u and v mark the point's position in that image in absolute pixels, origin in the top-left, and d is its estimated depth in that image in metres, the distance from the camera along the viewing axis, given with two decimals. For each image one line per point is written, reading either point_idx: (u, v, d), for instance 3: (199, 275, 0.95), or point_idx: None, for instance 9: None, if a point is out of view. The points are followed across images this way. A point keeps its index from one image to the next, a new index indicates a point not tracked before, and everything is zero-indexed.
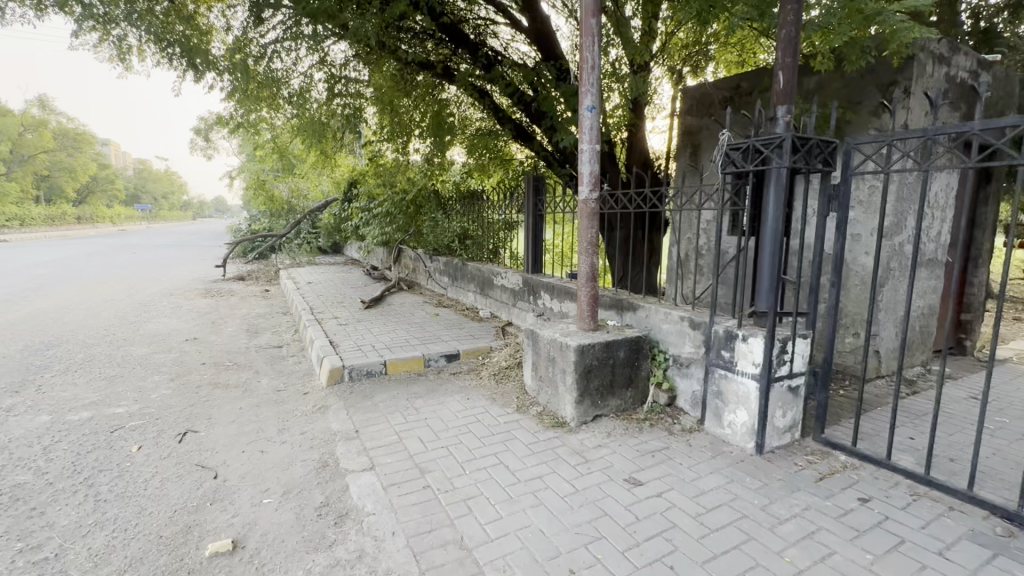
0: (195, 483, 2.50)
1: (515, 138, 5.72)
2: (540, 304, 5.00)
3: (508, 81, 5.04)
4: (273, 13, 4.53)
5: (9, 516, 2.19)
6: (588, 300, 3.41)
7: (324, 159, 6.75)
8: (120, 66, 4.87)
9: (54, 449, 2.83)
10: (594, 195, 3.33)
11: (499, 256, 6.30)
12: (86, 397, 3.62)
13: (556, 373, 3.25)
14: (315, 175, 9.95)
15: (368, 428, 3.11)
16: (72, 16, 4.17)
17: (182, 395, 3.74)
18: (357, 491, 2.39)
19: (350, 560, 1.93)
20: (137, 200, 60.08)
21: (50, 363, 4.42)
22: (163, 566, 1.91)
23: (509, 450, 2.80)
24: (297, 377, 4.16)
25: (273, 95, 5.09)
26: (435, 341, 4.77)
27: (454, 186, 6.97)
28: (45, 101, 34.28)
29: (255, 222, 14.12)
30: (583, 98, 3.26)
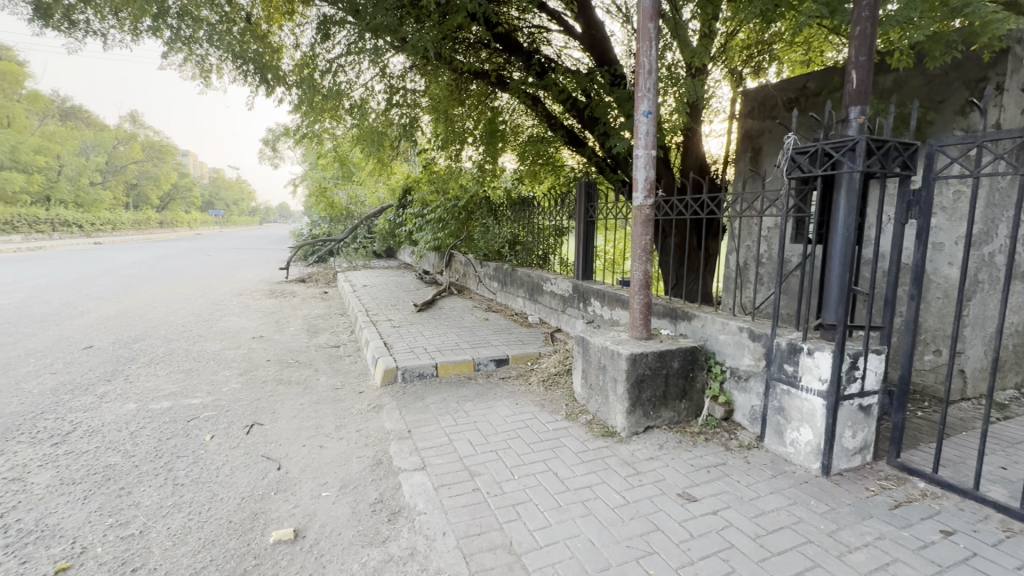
0: (261, 473, 2.66)
1: (566, 144, 5.75)
2: (590, 311, 4.95)
3: (561, 88, 5.02)
4: (338, 29, 4.77)
5: (102, 494, 2.42)
6: (642, 309, 3.34)
7: (381, 167, 7.03)
8: (202, 83, 5.29)
9: (140, 435, 3.09)
10: (649, 201, 3.27)
11: (549, 262, 6.32)
12: (167, 388, 3.94)
13: (607, 382, 3.20)
14: (372, 182, 10.37)
15: (421, 428, 3.19)
16: (162, 39, 4.58)
17: (250, 389, 3.99)
18: (410, 490, 2.46)
19: (403, 557, 1.98)
20: (212, 206, 64.89)
21: (136, 355, 4.83)
22: (232, 549, 2.03)
23: (559, 458, 2.78)
24: (354, 377, 4.34)
25: (336, 107, 5.36)
26: (485, 345, 4.83)
27: (505, 193, 7.05)
28: (137, 117, 37.74)
29: (316, 227, 14.88)
30: (639, 103, 3.22)
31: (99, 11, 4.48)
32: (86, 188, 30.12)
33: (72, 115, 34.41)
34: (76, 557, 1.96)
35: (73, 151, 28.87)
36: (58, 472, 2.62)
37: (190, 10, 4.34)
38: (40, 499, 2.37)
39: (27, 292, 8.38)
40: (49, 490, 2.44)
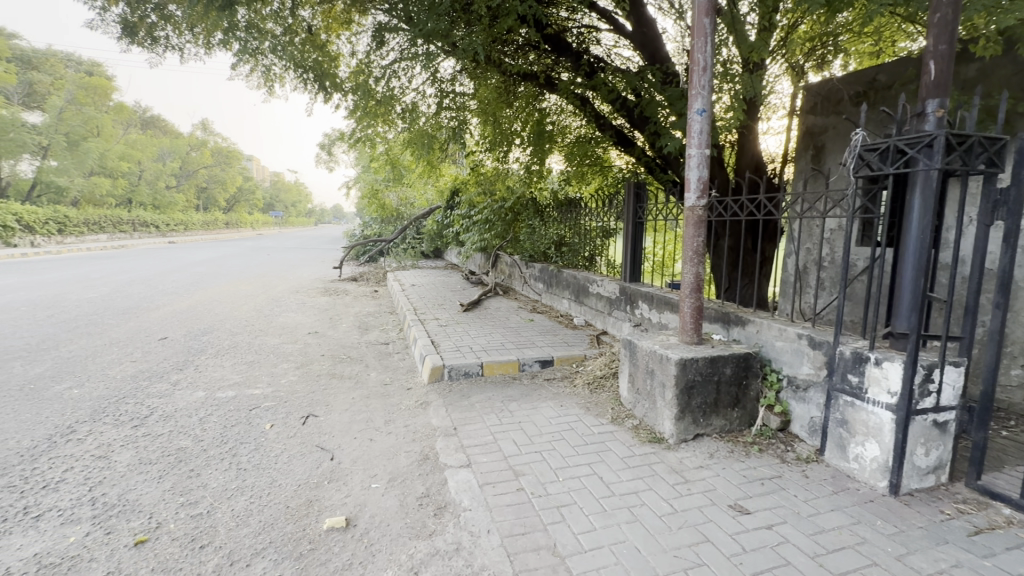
0: (316, 462, 2.78)
1: (615, 144, 5.67)
2: (638, 313, 4.85)
3: (610, 88, 4.92)
4: (393, 36, 4.93)
5: (174, 474, 2.61)
6: (693, 313, 3.25)
7: (430, 168, 7.20)
8: (266, 91, 5.62)
9: (207, 421, 3.31)
10: (702, 202, 3.17)
11: (595, 263, 6.26)
12: (231, 378, 4.20)
13: (655, 387, 3.13)
14: (422, 184, 10.64)
15: (466, 426, 3.23)
16: (232, 51, 4.89)
17: (305, 382, 4.19)
18: (456, 486, 2.50)
19: (449, 551, 2.02)
20: (272, 207, 68.60)
21: (204, 347, 5.18)
22: (289, 533, 2.14)
23: (604, 462, 2.75)
24: (402, 373, 4.46)
25: (388, 112, 5.55)
26: (530, 346, 4.84)
27: (552, 194, 7.04)
28: (207, 125, 40.50)
29: (368, 228, 15.41)
30: (693, 100, 3.13)
31: (177, 26, 4.84)
32: (163, 192, 32.60)
33: (152, 125, 37.37)
34: (152, 531, 2.13)
35: (152, 158, 31.32)
36: (137, 452, 2.86)
37: (256, 23, 4.61)
38: (122, 476, 2.58)
39: (111, 287, 9.17)
40: (130, 468, 2.66)
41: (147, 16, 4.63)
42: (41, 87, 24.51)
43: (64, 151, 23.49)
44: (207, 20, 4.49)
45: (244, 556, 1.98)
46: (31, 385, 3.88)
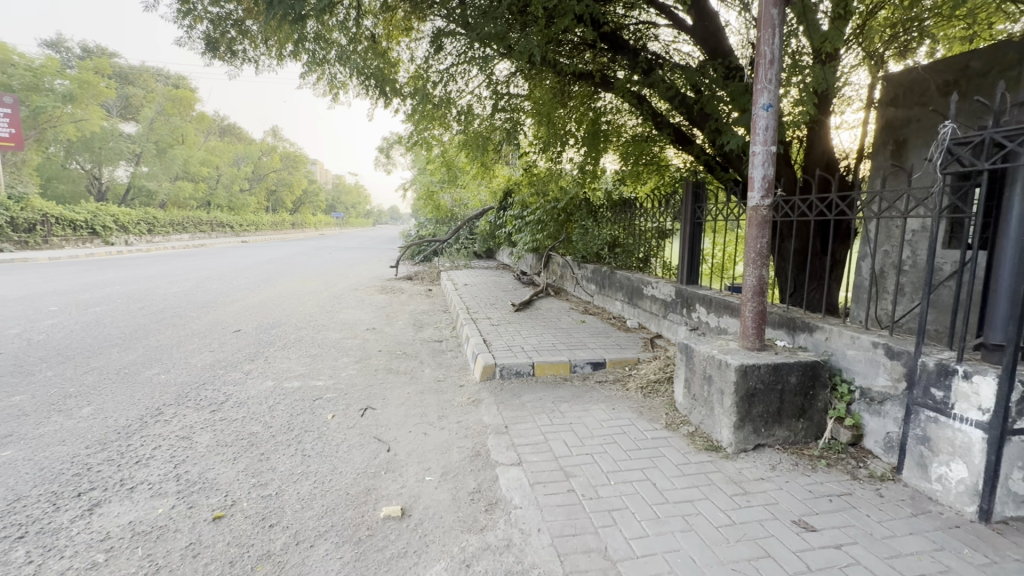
0: (374, 453, 2.90)
1: (673, 143, 5.53)
2: (695, 317, 4.70)
3: (669, 85, 4.79)
4: (450, 40, 5.06)
5: (247, 457, 2.81)
6: (755, 318, 3.11)
7: (484, 169, 7.32)
8: (331, 99, 5.92)
9: (276, 409, 3.54)
10: (767, 201, 3.02)
11: (649, 265, 6.13)
12: (297, 370, 4.46)
13: (713, 393, 3.02)
14: (476, 185, 10.82)
15: (517, 425, 3.26)
16: (302, 61, 5.20)
17: (364, 376, 4.37)
18: (507, 484, 2.53)
19: (500, 546, 2.04)
20: (334, 209, 72.07)
21: (273, 339, 5.53)
22: (349, 518, 2.25)
23: (657, 468, 2.68)
24: (455, 370, 4.56)
25: (444, 115, 5.71)
26: (581, 347, 4.81)
27: (606, 194, 6.96)
28: (276, 131, 43.23)
29: (423, 228, 15.85)
30: (758, 95, 3.00)
31: (254, 40, 5.22)
32: (237, 195, 35.06)
33: (229, 132, 40.36)
34: (228, 508, 2.30)
35: (229, 163, 33.79)
36: (215, 434, 3.10)
37: (324, 34, 4.88)
38: (202, 455, 2.81)
39: (193, 282, 9.99)
40: (209, 449, 2.89)
41: (227, 31, 5.01)
42: (136, 100, 27.05)
43: (155, 157, 25.82)
44: (280, 34, 4.82)
45: (308, 537, 2.10)
46: (126, 369, 4.30)
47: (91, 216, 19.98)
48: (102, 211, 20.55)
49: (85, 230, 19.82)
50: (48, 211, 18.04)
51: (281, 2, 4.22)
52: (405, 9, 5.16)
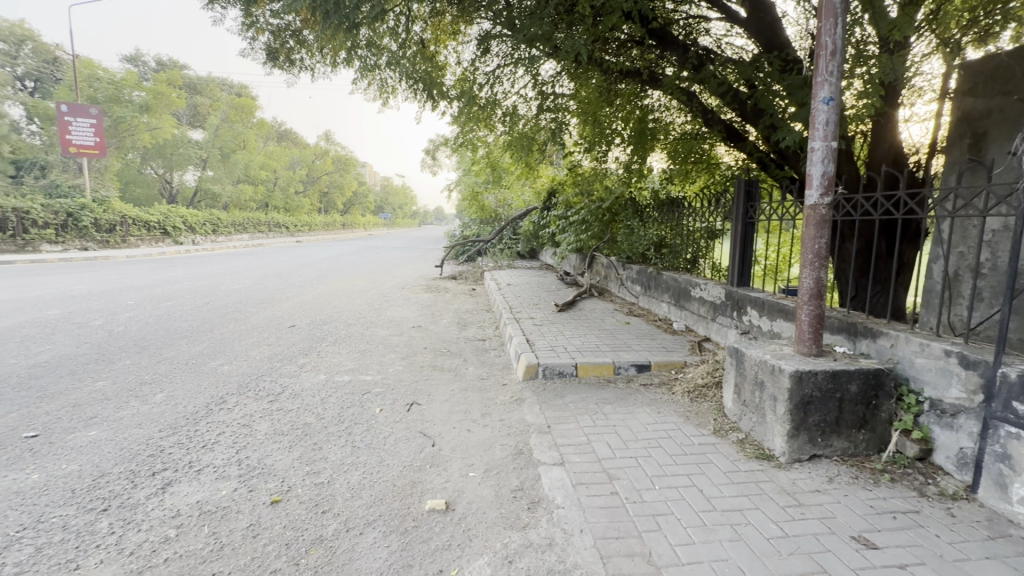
0: (419, 447, 2.98)
1: (724, 140, 5.32)
2: (745, 321, 4.53)
3: (721, 80, 4.62)
4: (497, 43, 5.12)
5: (301, 445, 2.95)
6: (811, 322, 2.97)
7: (528, 169, 7.35)
8: (381, 103, 6.13)
9: (328, 401, 3.70)
10: (826, 200, 2.87)
11: (697, 266, 5.96)
12: (347, 365, 4.64)
13: (765, 399, 2.91)
14: (520, 185, 10.89)
15: (560, 425, 3.26)
16: (354, 68, 5.42)
17: (410, 372, 4.49)
18: (549, 483, 2.53)
19: (542, 545, 2.05)
20: (382, 210, 74.40)
21: (325, 335, 5.78)
22: (396, 509, 2.32)
23: (705, 474, 2.61)
24: (498, 369, 4.60)
25: (489, 116, 5.83)
26: (626, 349, 4.74)
27: (652, 193, 6.85)
28: (329, 136, 45.13)
29: (467, 228, 16.08)
30: (818, 89, 2.86)
31: (310, 49, 5.47)
32: (293, 197, 36.82)
33: (286, 137, 42.50)
34: (284, 493, 2.43)
35: (285, 167, 35.54)
36: (272, 423, 3.28)
37: (375, 41, 5.07)
38: (261, 442, 2.99)
39: (253, 279, 10.59)
40: (267, 437, 3.06)
41: (285, 41, 5.29)
42: (204, 108, 28.98)
43: (219, 162, 27.51)
44: (334, 43, 5.03)
45: (358, 524, 2.19)
46: (194, 360, 4.62)
47: (162, 217, 21.51)
48: (172, 212, 22.16)
49: (157, 230, 21.38)
50: (126, 213, 19.60)
51: (336, 12, 4.40)
52: (452, 13, 5.25)
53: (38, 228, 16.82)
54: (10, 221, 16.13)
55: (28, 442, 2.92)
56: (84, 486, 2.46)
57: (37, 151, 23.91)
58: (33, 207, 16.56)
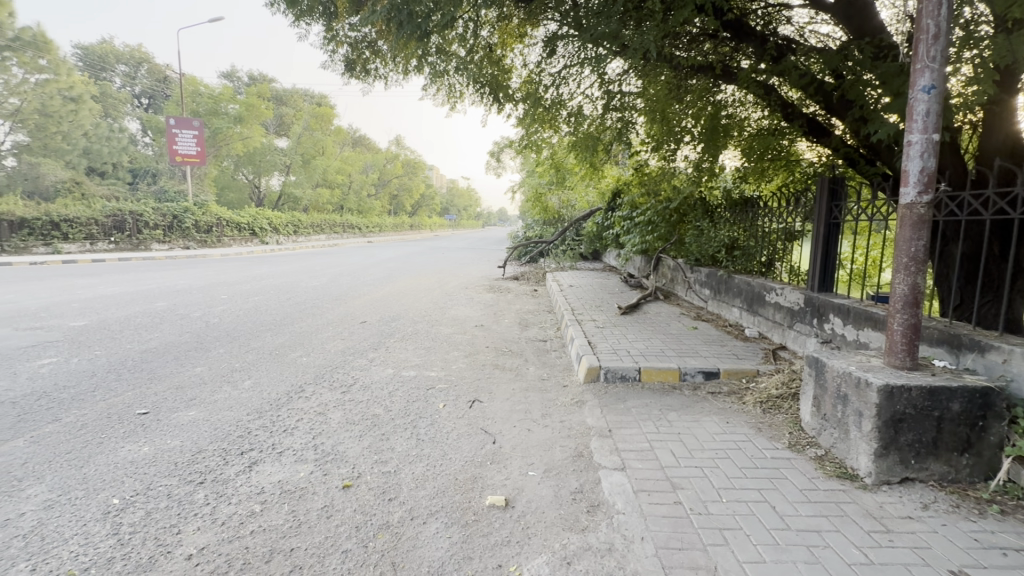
0: (480, 443, 3.04)
1: (806, 135, 4.97)
2: (827, 329, 4.22)
3: (803, 72, 4.33)
4: (563, 43, 5.14)
5: (370, 435, 3.11)
6: (905, 332, 2.71)
7: (592, 170, 7.28)
8: (449, 108, 6.33)
9: (395, 394, 3.87)
10: (925, 198, 2.61)
11: (773, 269, 5.61)
12: (413, 360, 4.83)
13: (849, 414, 2.69)
14: (584, 185, 10.80)
15: (622, 430, 3.20)
16: (425, 75, 5.65)
17: (473, 370, 4.60)
18: (609, 487, 2.50)
19: (601, 549, 2.03)
20: (448, 211, 76.67)
21: (393, 331, 6.05)
22: (457, 502, 2.39)
23: (778, 490, 2.46)
24: (559, 370, 4.59)
25: (554, 117, 5.87)
26: (692, 355, 4.56)
27: (724, 193, 6.57)
28: (399, 141, 47.16)
29: (529, 229, 16.18)
30: (917, 77, 2.61)
31: (384, 60, 5.76)
32: (365, 200, 38.83)
33: (360, 143, 44.96)
34: (355, 479, 2.58)
35: (359, 171, 37.54)
36: (344, 413, 3.48)
37: (445, 48, 5.28)
38: (335, 430, 3.18)
39: (330, 277, 11.30)
40: (340, 425, 3.26)
41: (362, 53, 5.61)
42: (289, 118, 31.28)
43: (301, 168, 29.55)
44: (407, 51, 5.26)
45: (421, 514, 2.27)
46: (277, 350, 5.01)
47: (252, 219, 23.47)
48: (260, 215, 24.14)
49: (248, 231, 23.31)
50: (221, 215, 21.56)
51: (409, 22, 4.59)
52: (519, 17, 5.30)
53: (150, 229, 18.91)
54: (128, 223, 18.27)
55: (141, 418, 3.30)
56: (184, 460, 2.74)
57: (150, 161, 26.95)
58: (146, 210, 18.64)
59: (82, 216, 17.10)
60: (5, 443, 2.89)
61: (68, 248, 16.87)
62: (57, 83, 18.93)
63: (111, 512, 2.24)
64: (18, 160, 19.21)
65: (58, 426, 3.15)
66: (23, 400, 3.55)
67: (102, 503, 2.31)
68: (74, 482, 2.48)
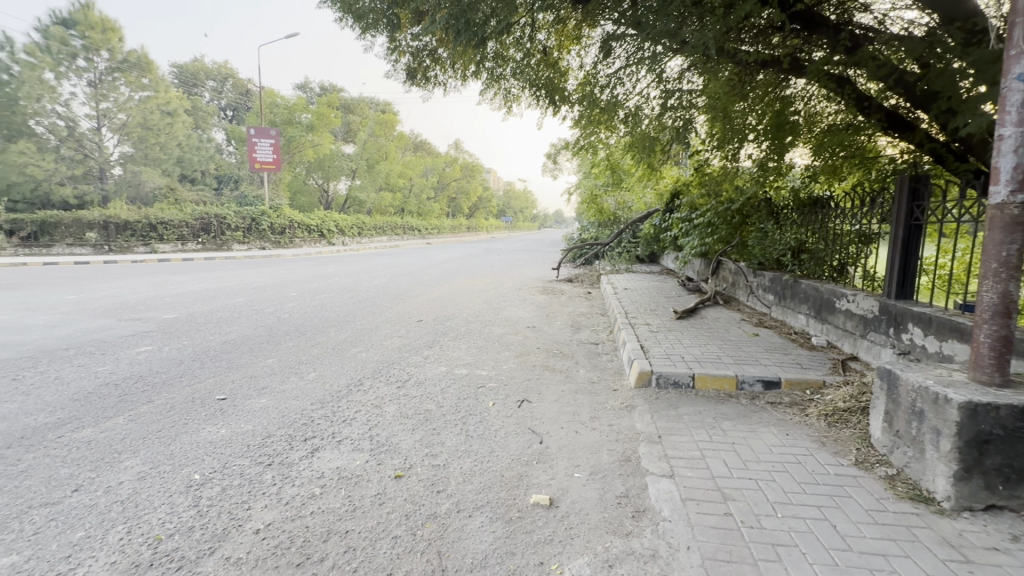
0: (527, 442, 3.08)
1: (886, 131, 4.60)
2: (906, 339, 3.90)
3: (882, 62, 4.03)
4: (620, 44, 5.08)
5: (422, 429, 3.24)
6: (994, 345, 2.47)
7: (650, 170, 7.13)
8: (505, 111, 6.43)
9: (446, 391, 4.00)
10: (1019, 197, 2.36)
11: (845, 274, 5.25)
12: (466, 359, 4.96)
13: (925, 432, 2.48)
14: (641, 186, 10.59)
15: (672, 436, 3.12)
16: (482, 79, 5.78)
17: (523, 370, 4.65)
18: (656, 494, 2.45)
19: (645, 555, 2.01)
20: (504, 212, 77.55)
21: (448, 330, 6.23)
22: (502, 498, 2.44)
23: (841, 508, 2.31)
24: (610, 374, 4.54)
25: (611, 118, 5.82)
26: (752, 362, 4.36)
27: (792, 193, 6.22)
28: (459, 145, 48.27)
29: (585, 231, 16.07)
30: (1011, 65, 2.37)
31: (443, 66, 5.95)
32: (425, 202, 40.08)
33: (422, 147, 46.56)
34: (406, 469, 2.70)
35: (420, 175, 38.81)
36: (398, 407, 3.64)
37: (501, 53, 5.38)
38: (389, 423, 3.34)
39: (390, 277, 11.78)
40: (394, 418, 3.42)
41: (423, 61, 5.82)
42: (355, 126, 32.90)
43: (366, 172, 30.94)
44: (465, 57, 5.40)
45: (467, 507, 2.34)
46: (340, 345, 5.31)
47: (321, 221, 24.88)
48: (328, 218, 25.55)
49: (317, 232, 24.73)
50: (293, 218, 23.02)
51: (467, 30, 4.72)
52: (576, 18, 5.29)
53: (232, 230, 20.58)
54: (214, 225, 19.96)
55: (220, 403, 3.62)
56: (255, 443, 2.98)
57: (233, 168, 29.29)
58: (229, 213, 20.29)
59: (175, 219, 18.86)
60: (109, 420, 3.28)
61: (163, 248, 18.71)
62: (156, 99, 21.04)
63: (193, 486, 2.49)
64: (124, 169, 21.48)
65: (151, 407, 3.52)
66: (124, 383, 4.00)
67: (185, 477, 2.57)
68: (163, 457, 2.77)
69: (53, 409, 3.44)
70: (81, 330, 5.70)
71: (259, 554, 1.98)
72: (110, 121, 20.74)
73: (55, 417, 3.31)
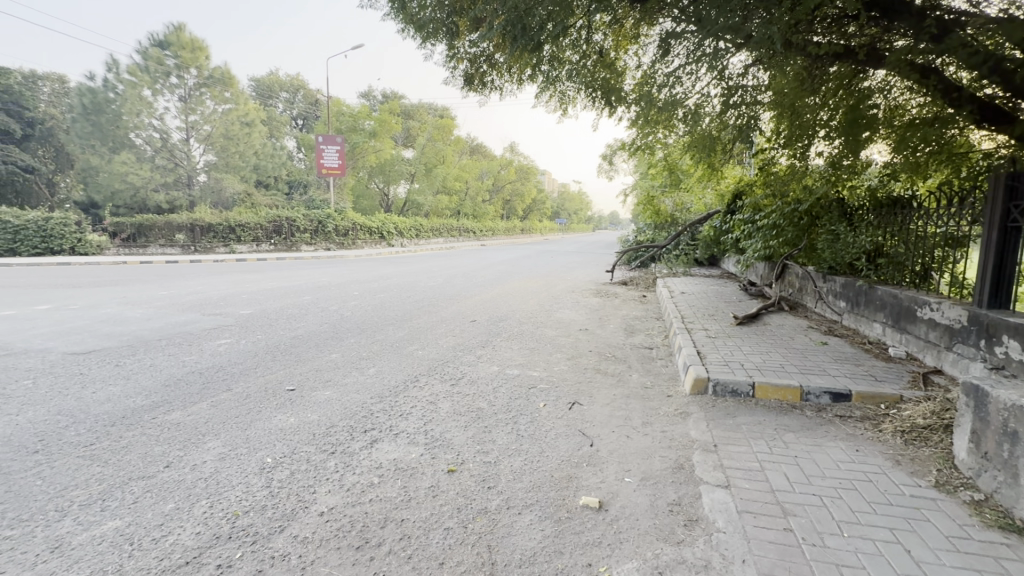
0: (577, 444, 3.08)
1: (980, 124, 4.20)
2: (1000, 352, 3.55)
3: (976, 50, 3.65)
4: (678, 43, 4.96)
5: (474, 427, 3.32)
6: None
7: (710, 170, 6.89)
8: (560, 113, 6.45)
9: (498, 390, 4.07)
10: None
11: (928, 280, 4.84)
12: (517, 360, 5.01)
13: (1019, 456, 2.26)
14: (701, 186, 10.26)
15: (729, 446, 3.02)
16: (537, 83, 5.83)
17: (574, 372, 4.64)
18: (710, 504, 2.39)
19: (697, 565, 1.97)
20: (558, 214, 77.36)
21: (501, 331, 6.32)
22: (552, 498, 2.46)
23: (916, 533, 2.15)
24: (664, 379, 4.44)
25: (669, 117, 5.69)
26: (819, 373, 4.12)
27: (868, 192, 5.81)
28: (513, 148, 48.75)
29: (641, 233, 15.75)
30: None
31: (500, 72, 6.06)
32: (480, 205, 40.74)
33: (478, 151, 47.46)
34: (458, 465, 2.79)
35: (475, 178, 39.53)
36: (452, 404, 3.75)
37: (557, 56, 5.41)
38: (443, 419, 3.45)
39: (446, 277, 12.08)
40: (448, 415, 3.53)
41: (480, 66, 5.95)
42: (414, 131, 34.09)
43: (424, 176, 31.90)
44: (521, 62, 5.48)
45: (517, 505, 2.39)
46: (398, 343, 5.52)
47: (381, 224, 25.93)
48: (387, 220, 26.58)
49: (377, 234, 25.80)
50: (356, 221, 24.16)
51: (523, 34, 4.79)
52: (634, 17, 5.21)
53: (301, 233, 21.89)
54: (285, 227, 21.32)
55: (289, 393, 3.89)
56: (320, 432, 3.18)
57: (303, 173, 31.15)
58: (298, 216, 21.60)
59: (251, 222, 20.34)
60: (194, 405, 3.62)
61: (241, 249, 20.21)
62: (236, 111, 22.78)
63: (265, 468, 2.70)
64: (208, 176, 23.40)
65: (230, 395, 3.84)
66: (207, 371, 4.39)
67: (259, 460, 2.79)
68: (240, 441, 3.02)
69: (148, 393, 3.84)
70: (171, 323, 6.28)
71: (323, 535, 2.13)
72: (197, 133, 22.68)
73: (150, 400, 3.69)
